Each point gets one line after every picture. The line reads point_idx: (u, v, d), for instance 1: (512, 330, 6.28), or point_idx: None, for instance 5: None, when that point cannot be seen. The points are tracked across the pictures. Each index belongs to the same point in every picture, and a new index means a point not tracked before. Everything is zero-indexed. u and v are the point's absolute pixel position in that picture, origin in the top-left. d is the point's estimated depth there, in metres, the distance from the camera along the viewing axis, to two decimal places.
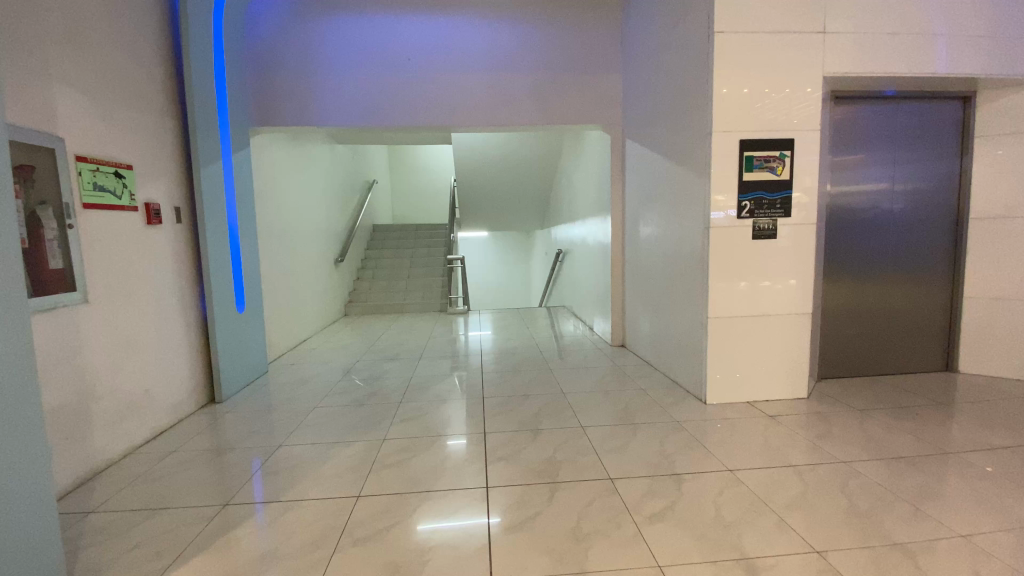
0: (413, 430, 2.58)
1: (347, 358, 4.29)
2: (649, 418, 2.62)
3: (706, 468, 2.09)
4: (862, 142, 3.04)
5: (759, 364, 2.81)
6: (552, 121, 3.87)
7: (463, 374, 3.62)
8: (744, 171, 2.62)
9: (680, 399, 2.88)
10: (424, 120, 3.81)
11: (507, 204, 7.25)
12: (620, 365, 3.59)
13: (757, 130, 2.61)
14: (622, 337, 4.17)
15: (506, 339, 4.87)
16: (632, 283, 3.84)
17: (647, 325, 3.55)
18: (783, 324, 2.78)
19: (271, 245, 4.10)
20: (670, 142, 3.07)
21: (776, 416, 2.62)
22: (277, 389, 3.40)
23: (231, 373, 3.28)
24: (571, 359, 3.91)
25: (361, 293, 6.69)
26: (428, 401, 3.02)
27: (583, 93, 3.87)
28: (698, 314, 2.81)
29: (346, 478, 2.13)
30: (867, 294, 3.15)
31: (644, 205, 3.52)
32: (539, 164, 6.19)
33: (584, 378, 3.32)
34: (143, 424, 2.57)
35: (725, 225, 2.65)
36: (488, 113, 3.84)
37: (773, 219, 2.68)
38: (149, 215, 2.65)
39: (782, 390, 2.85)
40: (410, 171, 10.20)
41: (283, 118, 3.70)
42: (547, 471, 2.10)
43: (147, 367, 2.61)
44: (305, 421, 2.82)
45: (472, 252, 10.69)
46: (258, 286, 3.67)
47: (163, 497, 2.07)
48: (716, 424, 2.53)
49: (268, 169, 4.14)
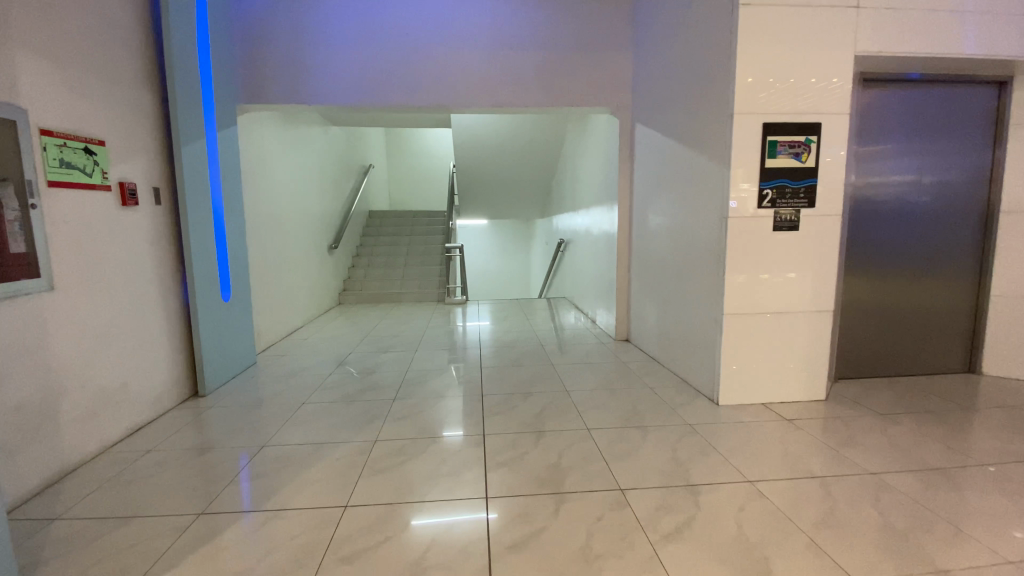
0: (408, 430, 2.41)
1: (340, 349, 4.13)
2: (659, 419, 2.46)
3: (724, 479, 1.92)
4: (891, 131, 2.85)
5: (775, 364, 2.65)
6: (559, 103, 3.67)
7: (461, 368, 3.46)
8: (767, 157, 2.44)
9: (691, 399, 2.72)
10: (424, 99, 3.61)
11: (507, 191, 7.05)
12: (625, 361, 3.43)
13: (783, 113, 2.42)
14: (627, 332, 4.00)
15: (505, 331, 4.70)
16: (639, 275, 3.66)
17: (654, 320, 3.39)
18: (802, 322, 2.62)
19: (259, 230, 3.91)
20: (685, 125, 2.87)
21: (794, 420, 2.47)
22: (265, 382, 3.23)
23: (216, 365, 3.11)
24: (573, 353, 3.75)
25: (356, 282, 6.50)
26: (424, 397, 2.86)
27: (591, 74, 3.67)
28: (712, 309, 2.64)
29: (334, 485, 1.96)
30: (889, 291, 2.98)
31: (653, 193, 3.33)
32: (541, 150, 6.00)
33: (588, 376, 3.16)
34: (117, 420, 2.39)
35: (744, 216, 2.47)
36: (491, 93, 3.63)
37: (796, 210, 2.51)
38: (123, 195, 2.45)
39: (799, 392, 2.69)
40: (407, 155, 9.96)
41: (274, 94, 3.49)
42: (551, 480, 1.93)
43: (123, 360, 2.44)
44: (293, 417, 2.66)
45: (470, 241, 10.51)
46: (244, 273, 3.48)
47: (133, 504, 1.89)
48: (731, 428, 2.37)
49: (257, 149, 3.93)
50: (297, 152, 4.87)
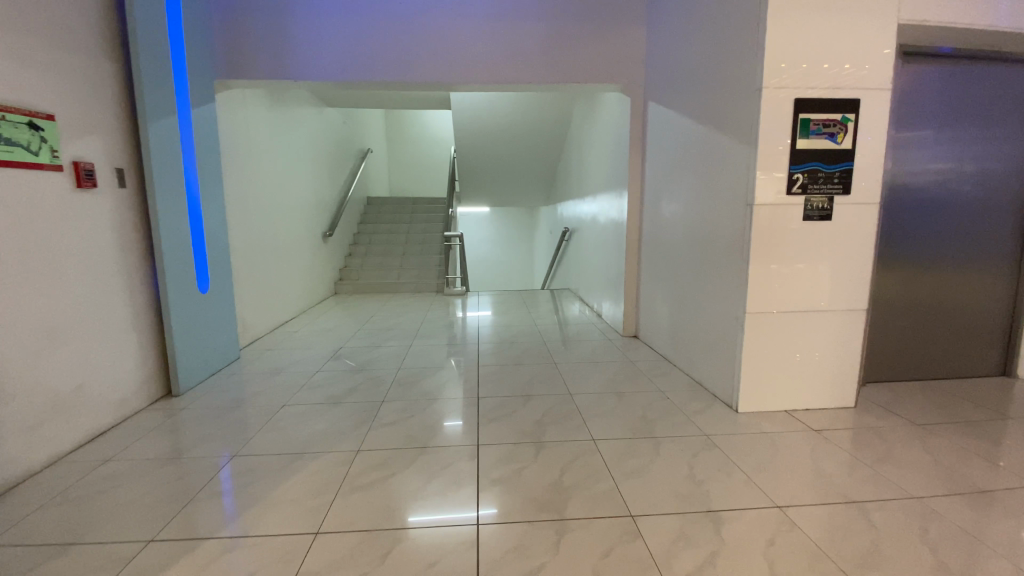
0: (394, 439, 2.18)
1: (330, 342, 3.89)
2: (673, 429, 2.22)
3: (749, 504, 1.68)
4: (932, 112, 2.53)
5: (800, 368, 2.40)
6: (565, 80, 3.39)
7: (457, 365, 3.22)
8: (798, 137, 2.16)
9: (707, 405, 2.47)
10: (417, 75, 3.34)
11: (510, 176, 6.78)
12: (634, 360, 3.18)
13: (817, 87, 2.15)
14: (635, 327, 3.75)
15: (506, 324, 4.46)
16: (650, 267, 3.40)
17: (666, 316, 3.13)
18: (832, 322, 2.36)
19: (243, 215, 3.66)
20: (704, 103, 2.60)
21: (823, 431, 2.22)
22: (245, 380, 3.00)
23: (192, 362, 2.88)
24: (577, 349, 3.50)
25: (352, 271, 6.27)
26: (415, 398, 2.63)
27: (599, 48, 3.38)
28: (732, 307, 2.38)
29: (305, 506, 1.73)
30: (924, 290, 2.69)
31: (668, 177, 3.06)
32: (546, 132, 5.71)
33: (594, 376, 2.91)
34: (73, 426, 2.17)
35: (772, 203, 2.21)
36: (491, 69, 3.36)
37: (829, 196, 2.24)
38: (78, 176, 2.21)
39: (826, 398, 2.44)
40: (408, 141, 9.68)
41: (256, 68, 3.22)
42: (552, 503, 1.69)
43: (80, 359, 2.21)
44: (270, 420, 2.43)
45: (472, 229, 10.25)
46: (225, 262, 3.24)
47: (79, 527, 1.67)
48: (753, 440, 2.13)
49: (240, 130, 3.67)
50: (287, 134, 4.60)
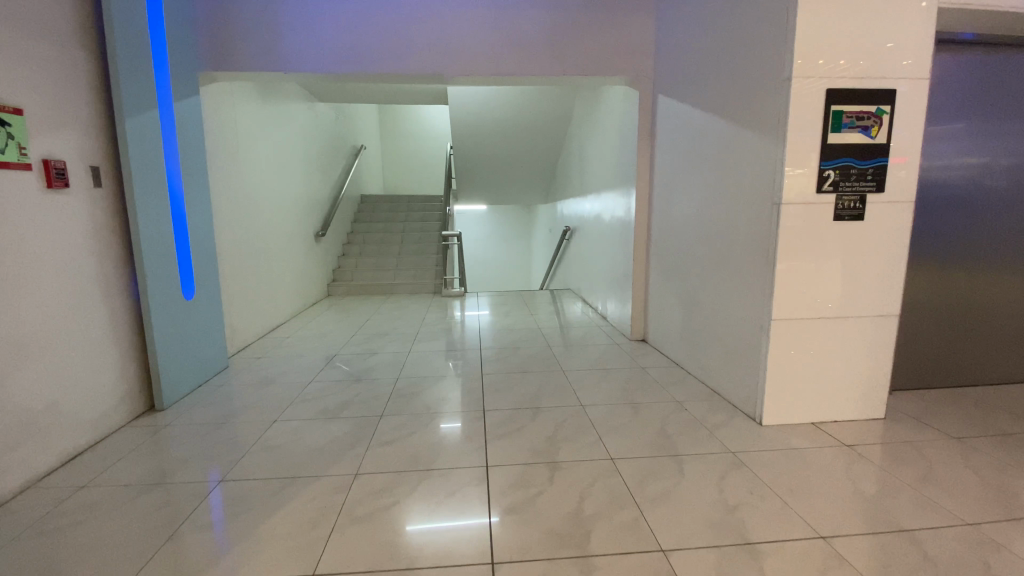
0: (395, 460, 2.01)
1: (324, 348, 3.71)
2: (695, 445, 2.06)
3: (791, 535, 1.53)
4: (959, 104, 2.39)
5: (828, 378, 2.25)
6: (570, 72, 3.22)
7: (458, 373, 3.05)
8: (830, 130, 2.02)
9: (728, 418, 2.32)
10: (414, 66, 3.16)
11: (509, 174, 6.62)
12: (644, 366, 3.03)
13: (849, 78, 2.00)
14: (644, 331, 3.59)
15: (507, 327, 4.29)
16: (660, 268, 3.24)
17: (678, 321, 2.98)
18: (861, 328, 2.22)
19: (230, 216, 3.47)
20: (721, 96, 2.44)
21: (855, 447, 2.08)
22: (234, 392, 2.82)
23: (176, 374, 2.69)
24: (584, 355, 3.34)
25: (346, 272, 6.07)
26: (416, 412, 2.46)
27: (606, 38, 3.21)
28: (755, 313, 2.23)
29: (298, 541, 1.56)
30: (955, 292, 2.55)
31: (680, 174, 2.90)
32: (546, 128, 5.54)
33: (604, 385, 2.75)
34: (45, 449, 1.98)
35: (801, 202, 2.05)
36: (492, 60, 3.18)
37: (862, 195, 2.09)
38: (49, 175, 2.02)
39: (854, 409, 2.30)
40: (402, 137, 9.48)
41: (244, 60, 3.04)
42: (573, 536, 1.53)
43: (53, 376, 2.02)
44: (260, 438, 2.26)
45: (468, 227, 10.07)
46: (212, 265, 3.05)
47: (45, 569, 1.49)
48: (783, 458, 1.98)
49: (227, 126, 3.48)
50: (276, 130, 4.41)
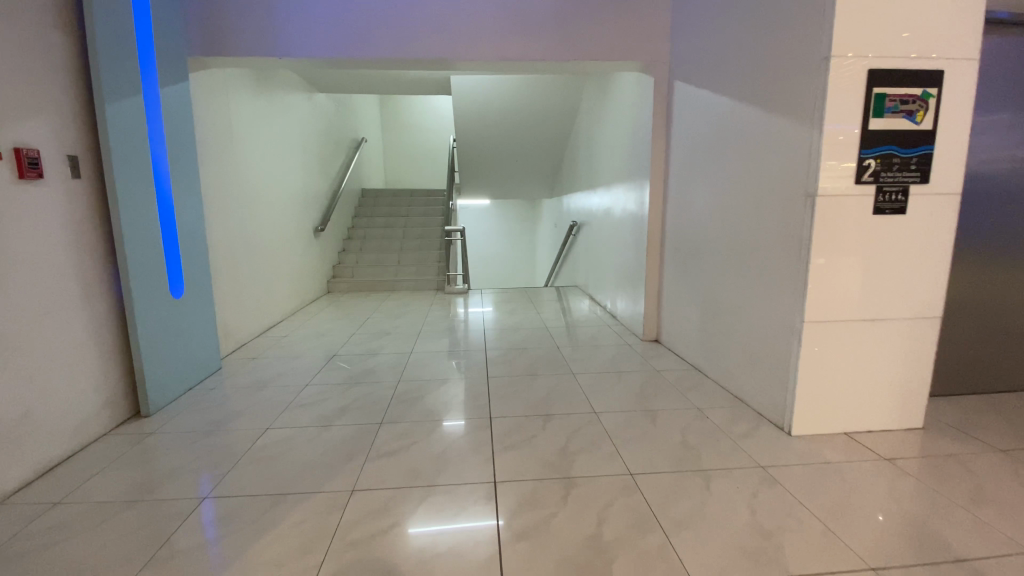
0: (395, 473, 1.85)
1: (322, 348, 3.55)
2: (721, 459, 1.90)
3: (836, 567, 1.37)
4: (1003, 89, 2.21)
5: (863, 385, 2.08)
6: (580, 56, 3.04)
7: (463, 375, 2.89)
8: (872, 116, 1.86)
9: (754, 426, 2.16)
10: (417, 50, 2.98)
11: (513, 167, 6.45)
12: (659, 369, 2.86)
13: (892, 59, 1.84)
14: (657, 331, 3.42)
15: (512, 326, 4.13)
16: (675, 265, 3.07)
17: (695, 321, 2.81)
18: (900, 332, 2.05)
19: (223, 209, 3.30)
20: (745, 80, 2.27)
21: (895, 460, 1.91)
22: (225, 396, 2.66)
23: (163, 378, 2.53)
24: (594, 356, 3.18)
25: (346, 268, 5.91)
26: (417, 419, 2.30)
27: (619, 21, 3.03)
28: (784, 314, 2.06)
29: (288, 570, 1.41)
30: (997, 292, 2.38)
31: (699, 165, 2.73)
32: (553, 118, 5.36)
33: (618, 390, 2.59)
34: (17, 462, 1.83)
35: (837, 194, 1.89)
36: (497, 43, 3.00)
37: (905, 186, 1.92)
38: (21, 166, 1.86)
39: (890, 419, 2.13)
40: (404, 131, 9.31)
41: (238, 44, 2.87)
42: (593, 566, 1.37)
43: (26, 382, 1.87)
44: (251, 447, 2.10)
45: (471, 222, 9.89)
46: (203, 262, 2.89)
47: None
48: (817, 473, 1.82)
49: (219, 115, 3.32)
50: (273, 120, 4.24)
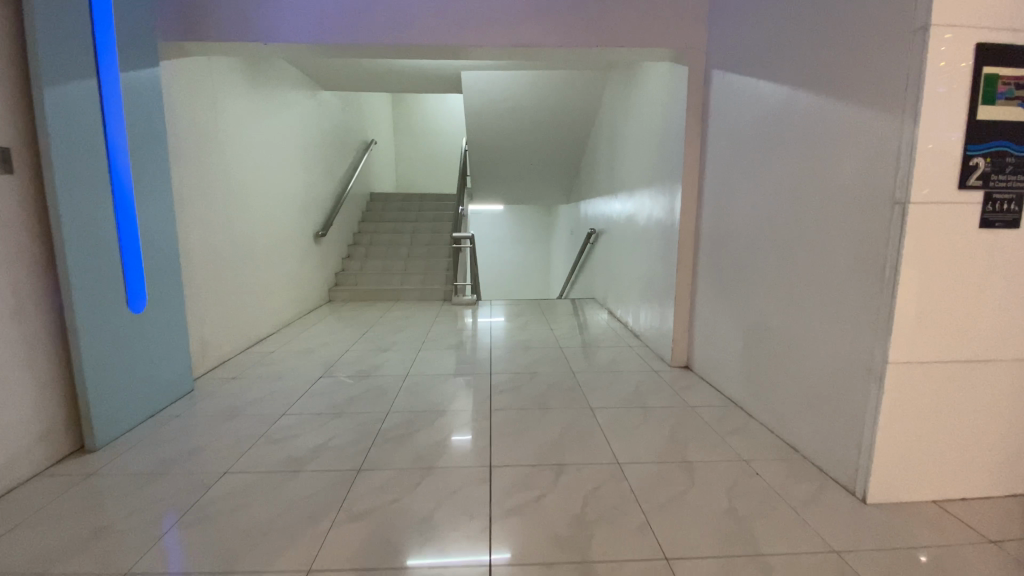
0: (366, 543, 1.48)
1: (310, 365, 3.20)
2: (777, 534, 1.50)
3: None
4: None
5: (957, 441, 1.65)
6: (604, 44, 2.66)
7: (464, 401, 2.53)
8: (980, 103, 1.45)
9: (815, 487, 1.74)
10: (417, 32, 2.63)
11: (528, 170, 6.09)
12: (691, 403, 2.45)
13: (1006, 32, 1.44)
14: (687, 356, 3.01)
15: (523, 342, 3.76)
16: (712, 282, 2.67)
17: (736, 349, 2.40)
18: (1006, 377, 1.62)
19: (203, 211, 2.98)
20: (806, 64, 1.88)
21: (1005, 542, 1.49)
22: (189, 425, 2.32)
23: (116, 406, 2.20)
24: (614, 381, 2.79)
25: (349, 276, 5.58)
26: (405, 461, 1.93)
27: (650, 2, 2.65)
28: (857, 351, 1.66)
29: None
30: None
31: (744, 167, 2.33)
32: (571, 117, 4.99)
33: (646, 429, 2.16)
34: None
35: (934, 203, 1.48)
36: (507, 27, 2.64)
37: (1018, 193, 1.51)
38: None
39: (989, 484, 1.70)
40: (417, 132, 9.01)
41: (218, 27, 2.56)
42: None
43: None
44: (202, 497, 1.75)
45: (483, 229, 9.54)
46: (173, 270, 2.57)
47: None
48: (907, 560, 1.40)
49: (202, 107, 3.00)
50: (269, 115, 3.93)
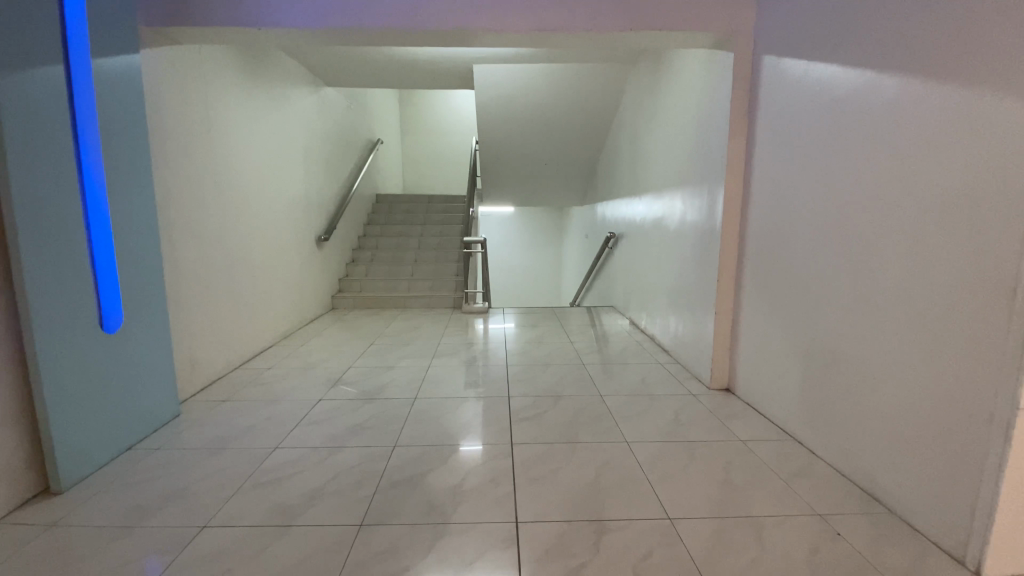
0: None
1: (310, 385, 2.92)
2: None
3: None
4: None
5: None
6: (637, 27, 2.37)
7: (480, 430, 2.24)
8: None
9: (913, 554, 1.44)
10: (429, 15, 2.34)
11: (543, 171, 5.80)
12: (739, 436, 2.15)
13: None
14: (726, 377, 2.71)
15: (540, 356, 3.46)
16: (760, 297, 2.36)
17: (794, 377, 2.10)
18: None
19: (192, 216, 2.71)
20: (898, 43, 1.56)
21: None
22: (170, 461, 2.05)
23: (85, 441, 1.92)
24: (647, 407, 2.49)
25: (353, 282, 5.30)
26: (416, 512, 1.64)
27: None
28: (971, 393, 1.35)
29: None
30: None
31: (804, 167, 2.03)
32: (591, 114, 4.69)
33: (693, 471, 1.87)
34: None
35: None
36: (526, 9, 2.35)
37: None
38: None
39: None
40: (425, 132, 8.74)
41: (207, 11, 2.28)
42: None
43: None
44: (175, 560, 1.47)
45: (493, 232, 9.25)
46: (155, 283, 2.29)
47: None
48: None
49: (190, 100, 2.72)
50: (267, 112, 3.66)
